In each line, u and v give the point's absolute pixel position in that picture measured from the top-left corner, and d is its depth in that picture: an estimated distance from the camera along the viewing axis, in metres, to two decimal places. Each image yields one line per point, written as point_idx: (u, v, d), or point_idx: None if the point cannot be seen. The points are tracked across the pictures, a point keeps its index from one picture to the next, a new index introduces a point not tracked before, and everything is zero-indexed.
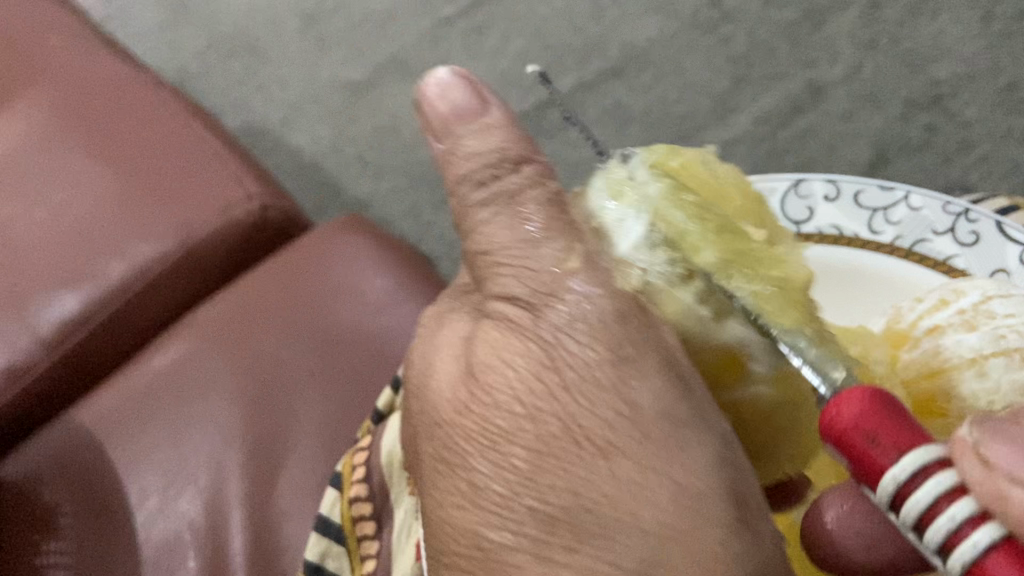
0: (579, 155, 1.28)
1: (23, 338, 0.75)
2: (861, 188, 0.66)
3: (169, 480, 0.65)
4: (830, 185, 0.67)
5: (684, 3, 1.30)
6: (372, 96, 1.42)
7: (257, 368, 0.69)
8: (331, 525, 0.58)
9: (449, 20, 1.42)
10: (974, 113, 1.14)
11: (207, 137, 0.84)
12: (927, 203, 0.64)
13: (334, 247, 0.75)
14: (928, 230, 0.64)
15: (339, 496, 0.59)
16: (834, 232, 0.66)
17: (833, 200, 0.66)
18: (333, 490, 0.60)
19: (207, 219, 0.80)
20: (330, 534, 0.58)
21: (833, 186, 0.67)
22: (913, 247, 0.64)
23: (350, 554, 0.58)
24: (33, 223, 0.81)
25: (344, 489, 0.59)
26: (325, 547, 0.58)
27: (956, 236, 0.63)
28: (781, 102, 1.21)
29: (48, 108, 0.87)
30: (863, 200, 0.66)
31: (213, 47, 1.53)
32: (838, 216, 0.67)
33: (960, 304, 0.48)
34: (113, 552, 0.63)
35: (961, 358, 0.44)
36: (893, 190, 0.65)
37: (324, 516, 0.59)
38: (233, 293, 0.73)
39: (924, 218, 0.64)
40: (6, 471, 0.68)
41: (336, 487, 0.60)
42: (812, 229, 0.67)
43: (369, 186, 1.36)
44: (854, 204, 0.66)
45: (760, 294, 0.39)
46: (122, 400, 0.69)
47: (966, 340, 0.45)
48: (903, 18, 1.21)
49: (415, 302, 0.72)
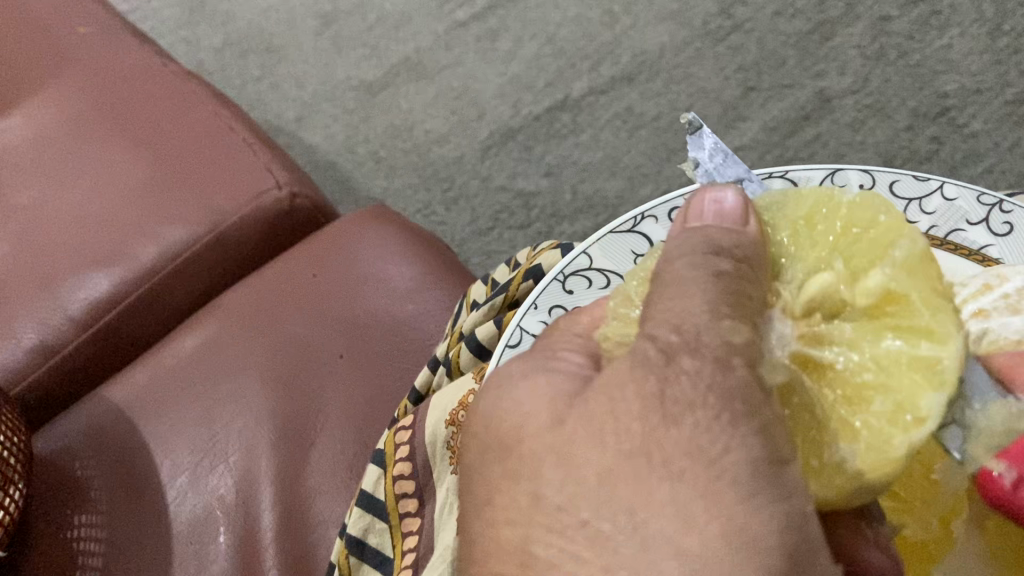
0: (589, 158, 1.30)
1: (56, 317, 0.77)
2: (895, 178, 0.61)
3: (200, 456, 0.67)
4: (865, 175, 0.61)
5: (696, 13, 1.33)
6: (388, 95, 1.44)
7: (286, 350, 0.70)
8: (375, 501, 0.60)
9: (464, 23, 1.44)
10: (980, 125, 1.17)
11: (235, 126, 0.86)
12: (961, 194, 0.60)
13: (360, 234, 0.76)
14: (961, 221, 0.60)
15: (383, 473, 0.60)
16: None
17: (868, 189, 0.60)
18: (375, 466, 0.60)
19: (238, 206, 0.81)
20: (372, 509, 0.60)
21: (868, 176, 0.61)
22: (947, 237, 0.59)
23: (392, 531, 0.60)
24: (63, 205, 0.83)
25: (387, 471, 0.60)
26: (368, 522, 0.60)
27: (990, 226, 0.59)
28: (790, 111, 1.24)
29: (80, 94, 0.88)
30: (897, 190, 0.60)
31: (229, 45, 1.55)
32: None
33: (1004, 289, 0.51)
34: (145, 526, 0.65)
35: (1008, 339, 0.47)
36: (927, 179, 0.60)
37: (368, 492, 0.60)
38: (261, 278, 0.75)
39: (957, 208, 0.60)
40: (41, 445, 0.70)
41: (378, 462, 0.61)
42: None
43: (382, 184, 1.38)
44: (889, 191, 0.60)
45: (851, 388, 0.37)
46: (154, 379, 0.71)
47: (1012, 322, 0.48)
48: (912, 32, 1.24)
49: (442, 291, 0.73)
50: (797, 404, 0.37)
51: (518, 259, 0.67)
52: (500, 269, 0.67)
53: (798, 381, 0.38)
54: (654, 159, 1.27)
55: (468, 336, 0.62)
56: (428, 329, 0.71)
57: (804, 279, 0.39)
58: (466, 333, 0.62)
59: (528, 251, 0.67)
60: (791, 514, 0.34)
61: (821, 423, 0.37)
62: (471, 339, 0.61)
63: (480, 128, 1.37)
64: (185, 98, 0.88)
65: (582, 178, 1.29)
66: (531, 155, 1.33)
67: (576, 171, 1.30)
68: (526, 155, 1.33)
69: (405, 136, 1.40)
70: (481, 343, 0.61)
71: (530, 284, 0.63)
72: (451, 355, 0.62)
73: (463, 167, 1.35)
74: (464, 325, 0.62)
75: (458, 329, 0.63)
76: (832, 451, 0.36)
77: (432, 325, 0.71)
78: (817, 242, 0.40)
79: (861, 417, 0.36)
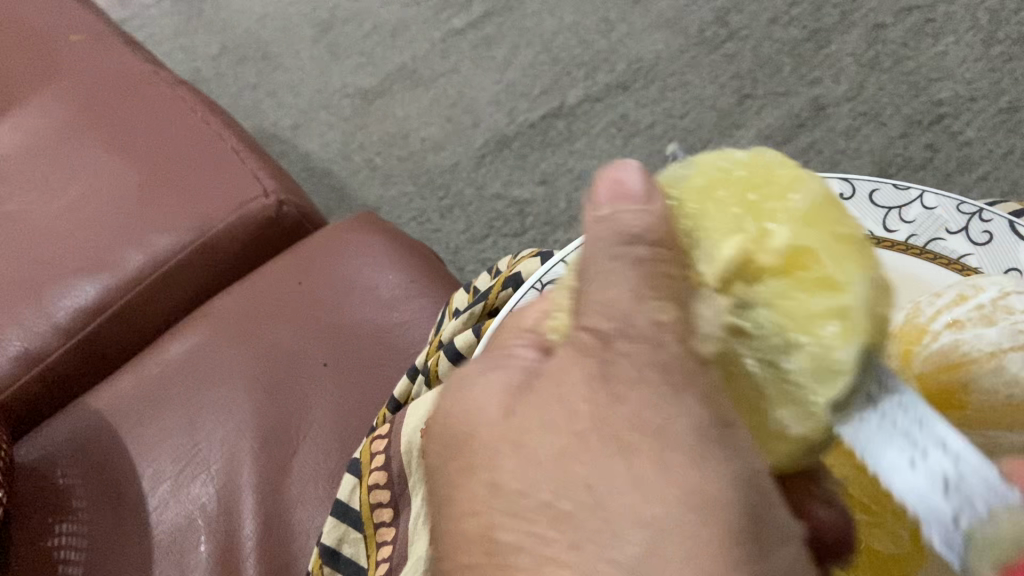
0: (584, 166, 1.30)
1: (41, 324, 0.77)
2: (875, 187, 0.61)
3: (182, 465, 0.66)
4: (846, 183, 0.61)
5: (691, 20, 1.33)
6: (384, 103, 1.44)
7: (269, 358, 0.70)
8: (350, 511, 0.60)
9: (460, 31, 1.44)
10: (974, 132, 1.16)
11: (223, 134, 0.86)
12: (941, 203, 0.60)
13: (346, 242, 0.75)
14: (941, 230, 0.59)
15: (358, 483, 0.60)
16: None
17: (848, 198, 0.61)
18: (350, 476, 0.60)
19: (225, 214, 0.81)
20: (347, 519, 0.59)
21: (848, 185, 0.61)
22: (926, 245, 0.59)
23: (367, 540, 0.59)
24: (51, 213, 0.83)
25: (363, 479, 0.60)
26: (343, 532, 0.59)
27: (969, 236, 0.58)
28: (785, 119, 1.23)
29: (69, 101, 0.88)
30: (877, 199, 0.61)
31: (227, 53, 1.55)
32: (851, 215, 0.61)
33: (979, 299, 0.50)
34: (125, 536, 0.64)
35: (979, 351, 0.47)
36: (907, 189, 0.61)
37: (342, 501, 0.60)
38: (245, 287, 0.75)
39: (937, 218, 0.60)
40: (22, 453, 0.69)
41: (354, 471, 0.60)
42: None
43: (377, 192, 1.38)
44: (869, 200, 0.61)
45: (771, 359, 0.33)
46: (137, 387, 0.70)
47: (986, 334, 0.47)
48: (907, 40, 1.23)
49: (427, 298, 0.72)
50: (738, 377, 0.34)
51: (500, 267, 0.66)
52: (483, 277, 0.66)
53: (737, 360, 0.34)
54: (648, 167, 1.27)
55: (446, 344, 0.62)
56: (413, 338, 0.71)
57: (713, 252, 0.34)
58: (445, 341, 0.62)
59: (511, 259, 0.67)
60: (745, 471, 0.31)
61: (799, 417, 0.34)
62: (449, 347, 0.60)
63: (475, 136, 1.36)
64: (174, 106, 0.88)
65: (576, 186, 1.29)
66: (525, 163, 1.32)
67: (570, 179, 1.30)
68: (520, 162, 1.33)
69: (400, 144, 1.40)
70: (459, 351, 0.60)
71: (510, 292, 0.63)
72: (429, 363, 0.62)
73: (458, 174, 1.35)
74: (443, 334, 0.62)
75: (437, 338, 0.62)
76: (774, 420, 0.34)
77: (416, 334, 0.71)
78: (721, 208, 0.35)
79: (789, 389, 0.33)
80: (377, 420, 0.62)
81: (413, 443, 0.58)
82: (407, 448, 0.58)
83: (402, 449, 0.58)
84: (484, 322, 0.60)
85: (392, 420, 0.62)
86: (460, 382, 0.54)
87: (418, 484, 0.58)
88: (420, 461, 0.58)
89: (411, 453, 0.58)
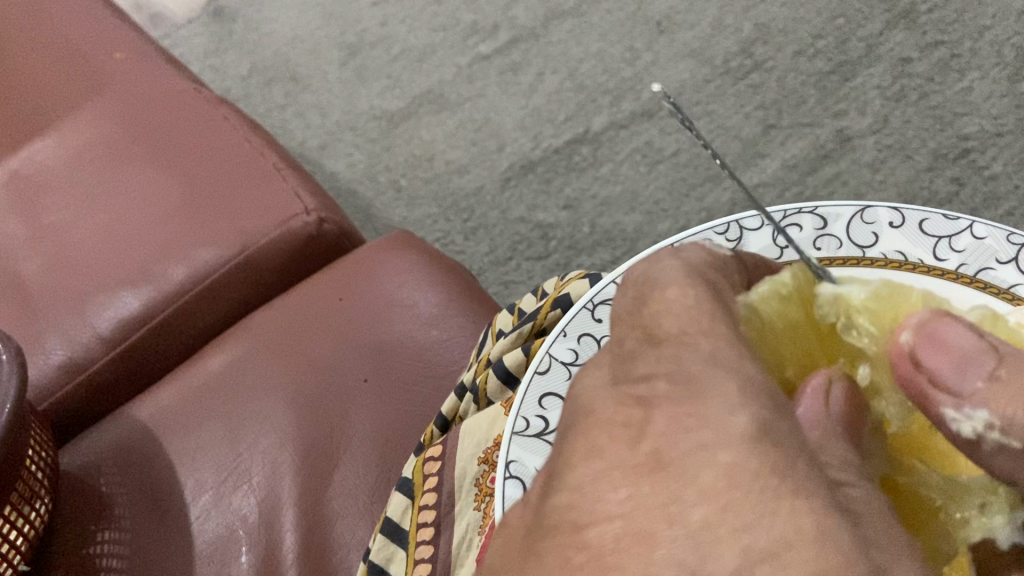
0: (609, 191, 1.31)
1: (85, 334, 0.78)
2: (926, 216, 0.62)
3: (224, 476, 0.67)
4: (895, 213, 0.62)
5: (716, 51, 1.35)
6: (410, 125, 1.45)
7: (309, 373, 0.71)
8: (400, 532, 0.60)
9: (487, 56, 1.47)
10: (1000, 168, 1.17)
11: (265, 151, 0.87)
12: (992, 233, 0.60)
13: (386, 259, 0.77)
14: (991, 260, 0.59)
15: (410, 504, 0.60)
16: (900, 257, 0.60)
17: (898, 226, 0.62)
18: (402, 497, 0.61)
19: (266, 230, 0.82)
20: (396, 540, 0.60)
21: (898, 214, 0.62)
22: (977, 275, 0.59)
23: (408, 561, 0.59)
24: (95, 226, 0.84)
25: (415, 498, 0.60)
26: (390, 552, 0.60)
27: (1020, 266, 0.58)
28: (811, 149, 1.24)
29: (116, 117, 0.90)
30: (927, 228, 0.61)
31: (256, 73, 1.58)
32: (902, 242, 0.61)
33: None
34: (167, 545, 0.65)
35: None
36: (957, 219, 0.61)
37: (393, 521, 0.60)
38: (287, 302, 0.76)
39: (987, 248, 0.60)
40: (66, 460, 0.70)
41: (405, 493, 0.61)
42: (876, 254, 0.61)
43: (402, 212, 1.39)
44: (918, 230, 0.61)
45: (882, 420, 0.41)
46: (179, 397, 0.71)
47: None
48: (933, 74, 1.25)
49: (466, 317, 0.73)
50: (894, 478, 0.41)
51: (546, 288, 0.67)
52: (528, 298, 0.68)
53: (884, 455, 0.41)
54: (672, 195, 1.28)
55: (495, 363, 0.63)
56: (453, 354, 0.71)
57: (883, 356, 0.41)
58: (493, 359, 0.63)
59: (556, 282, 0.68)
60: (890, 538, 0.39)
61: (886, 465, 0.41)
62: (498, 365, 0.62)
63: (500, 160, 1.38)
64: (217, 123, 0.89)
65: (601, 212, 1.30)
66: (550, 187, 1.34)
67: (595, 204, 1.31)
68: (546, 187, 1.34)
69: (426, 166, 1.41)
70: (509, 370, 0.61)
71: (558, 312, 0.64)
72: (478, 381, 0.63)
73: (482, 198, 1.36)
74: (491, 353, 0.63)
75: (485, 356, 0.63)
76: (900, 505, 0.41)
77: (456, 352, 0.71)
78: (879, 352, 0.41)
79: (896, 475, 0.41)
80: (426, 439, 0.64)
81: (468, 470, 0.60)
82: (461, 473, 0.60)
83: (455, 473, 0.60)
84: (534, 342, 0.62)
85: (441, 439, 0.63)
86: (514, 398, 0.55)
87: (466, 509, 0.59)
88: (471, 488, 0.60)
89: (465, 478, 0.60)
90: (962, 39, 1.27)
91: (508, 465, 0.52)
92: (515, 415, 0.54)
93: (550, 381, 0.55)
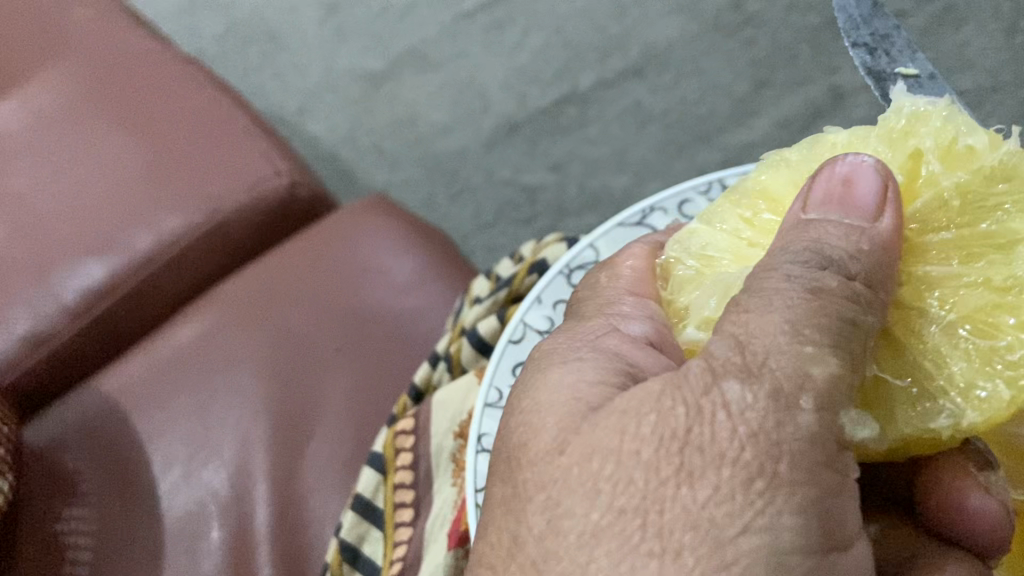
0: (597, 153, 1.27)
1: (47, 305, 0.75)
2: None
3: (193, 450, 0.65)
4: None
5: (706, 6, 1.31)
6: (392, 86, 1.41)
7: (286, 344, 0.68)
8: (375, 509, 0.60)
9: (470, 14, 1.42)
10: (996, 124, 1.14)
11: (234, 113, 0.84)
12: None
13: (359, 224, 0.74)
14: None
15: (383, 481, 0.60)
16: None
17: None
18: (373, 471, 0.61)
19: (236, 196, 0.79)
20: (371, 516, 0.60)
21: None
22: None
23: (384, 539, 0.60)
24: (58, 191, 0.81)
25: (388, 472, 0.60)
26: (365, 529, 0.60)
27: None
28: (802, 107, 1.21)
29: (76, 78, 0.86)
30: None
31: (232, 33, 1.53)
32: None
33: None
34: (135, 523, 0.63)
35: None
36: None
37: (365, 498, 0.60)
38: (255, 269, 0.73)
39: None
40: (29, 436, 0.68)
41: (377, 467, 0.61)
42: None
43: (384, 177, 1.35)
44: None
45: (947, 248, 0.41)
46: (144, 369, 0.69)
47: None
48: (928, 28, 1.21)
49: (443, 285, 0.71)
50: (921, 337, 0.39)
51: (523, 252, 0.68)
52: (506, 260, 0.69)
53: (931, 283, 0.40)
54: (662, 155, 1.24)
55: (469, 331, 0.64)
56: (428, 324, 0.69)
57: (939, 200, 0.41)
58: (468, 328, 0.64)
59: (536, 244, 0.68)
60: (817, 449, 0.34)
61: (934, 396, 0.38)
62: (473, 333, 0.63)
63: (485, 121, 1.34)
64: (182, 84, 0.86)
65: (588, 173, 1.26)
66: (536, 149, 1.30)
67: (583, 166, 1.27)
68: (532, 149, 1.30)
69: (409, 128, 1.37)
70: (482, 337, 0.63)
71: (533, 278, 0.66)
72: (452, 349, 0.64)
73: (467, 160, 1.33)
74: (466, 321, 0.64)
75: (460, 324, 0.64)
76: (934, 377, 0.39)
77: (433, 322, 0.69)
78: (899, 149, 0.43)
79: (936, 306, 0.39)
80: (398, 410, 0.63)
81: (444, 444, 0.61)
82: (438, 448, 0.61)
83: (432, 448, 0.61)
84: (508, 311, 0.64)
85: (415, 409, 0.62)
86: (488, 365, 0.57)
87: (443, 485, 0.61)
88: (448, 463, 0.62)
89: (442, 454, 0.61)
90: None
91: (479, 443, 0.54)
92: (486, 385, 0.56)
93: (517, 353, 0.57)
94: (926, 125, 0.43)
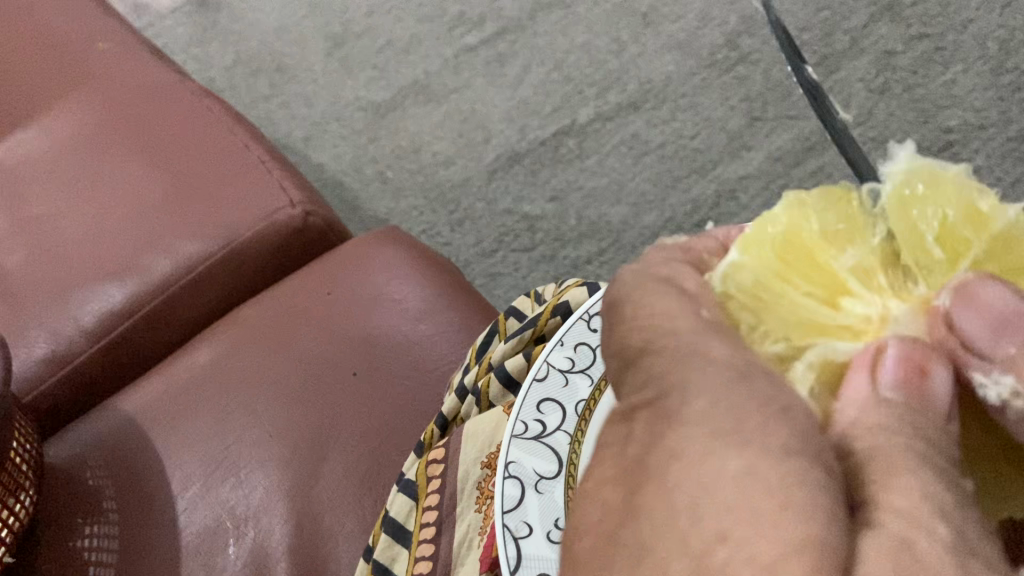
0: (595, 183, 1.31)
1: (69, 328, 0.78)
2: None
3: (212, 468, 0.67)
4: None
5: (702, 44, 1.35)
6: (396, 117, 1.45)
7: (302, 366, 0.71)
8: (404, 532, 0.60)
9: (474, 48, 1.46)
10: (982, 160, 1.18)
11: (250, 144, 0.87)
12: None
13: (374, 253, 0.77)
14: None
15: (414, 505, 0.61)
16: None
17: None
18: (405, 498, 0.61)
19: (252, 223, 0.82)
20: (399, 539, 0.60)
21: None
22: None
23: (409, 558, 0.60)
24: (79, 217, 0.83)
25: (419, 499, 0.61)
26: (394, 551, 0.60)
27: None
28: (795, 141, 1.24)
29: (98, 109, 0.89)
30: None
31: (240, 64, 1.57)
32: None
33: None
34: (156, 539, 0.65)
35: None
36: None
37: (398, 522, 0.61)
38: (273, 296, 0.76)
39: None
40: (51, 455, 0.70)
41: (410, 494, 0.61)
42: None
43: (388, 205, 1.38)
44: None
45: None
46: (166, 390, 0.71)
47: None
48: (916, 67, 1.26)
49: (453, 311, 0.73)
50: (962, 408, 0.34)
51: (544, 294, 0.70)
52: (525, 300, 0.70)
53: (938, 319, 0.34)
54: (658, 186, 1.28)
55: (497, 367, 0.64)
56: (439, 350, 0.71)
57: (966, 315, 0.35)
58: (496, 364, 0.64)
59: (554, 288, 0.70)
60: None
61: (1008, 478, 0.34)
62: (501, 369, 0.63)
63: (487, 151, 1.38)
64: (201, 114, 0.89)
65: (587, 203, 1.30)
66: (537, 179, 1.33)
67: (581, 196, 1.30)
68: (532, 178, 1.34)
69: (412, 157, 1.41)
70: (511, 374, 0.63)
71: (558, 320, 0.65)
72: (480, 384, 0.64)
73: (469, 189, 1.36)
74: (493, 356, 0.64)
75: (488, 359, 0.64)
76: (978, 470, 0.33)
77: (444, 347, 0.71)
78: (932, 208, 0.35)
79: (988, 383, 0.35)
80: (427, 439, 0.64)
81: (471, 472, 0.61)
82: (465, 473, 0.61)
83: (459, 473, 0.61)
84: (535, 348, 0.63)
85: (443, 440, 0.63)
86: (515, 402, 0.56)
87: (467, 511, 0.60)
88: (474, 491, 0.61)
89: (468, 477, 0.61)
90: (946, 32, 1.28)
91: (507, 466, 0.53)
92: (514, 418, 0.55)
93: (548, 389, 0.56)
94: (945, 197, 0.35)
